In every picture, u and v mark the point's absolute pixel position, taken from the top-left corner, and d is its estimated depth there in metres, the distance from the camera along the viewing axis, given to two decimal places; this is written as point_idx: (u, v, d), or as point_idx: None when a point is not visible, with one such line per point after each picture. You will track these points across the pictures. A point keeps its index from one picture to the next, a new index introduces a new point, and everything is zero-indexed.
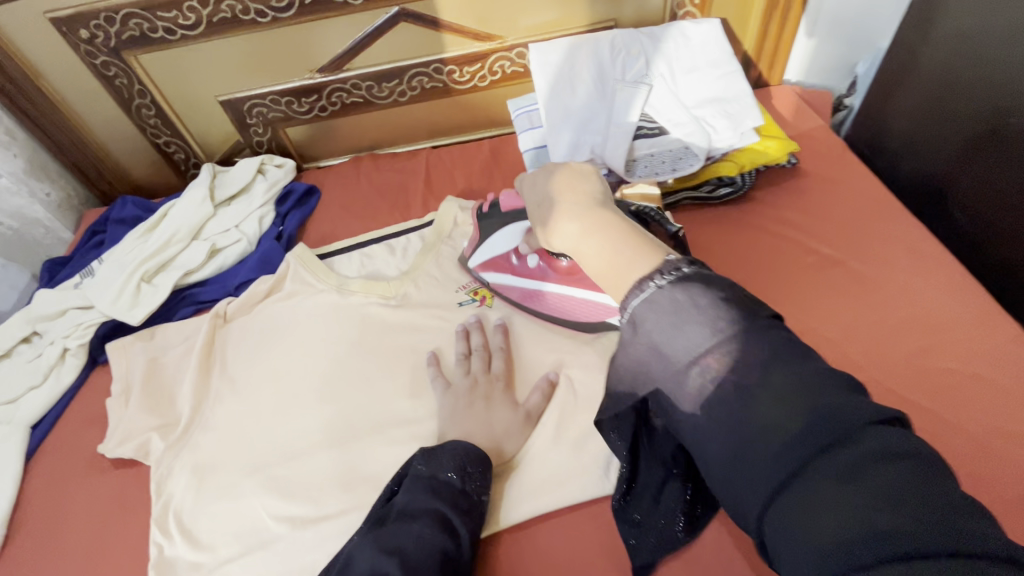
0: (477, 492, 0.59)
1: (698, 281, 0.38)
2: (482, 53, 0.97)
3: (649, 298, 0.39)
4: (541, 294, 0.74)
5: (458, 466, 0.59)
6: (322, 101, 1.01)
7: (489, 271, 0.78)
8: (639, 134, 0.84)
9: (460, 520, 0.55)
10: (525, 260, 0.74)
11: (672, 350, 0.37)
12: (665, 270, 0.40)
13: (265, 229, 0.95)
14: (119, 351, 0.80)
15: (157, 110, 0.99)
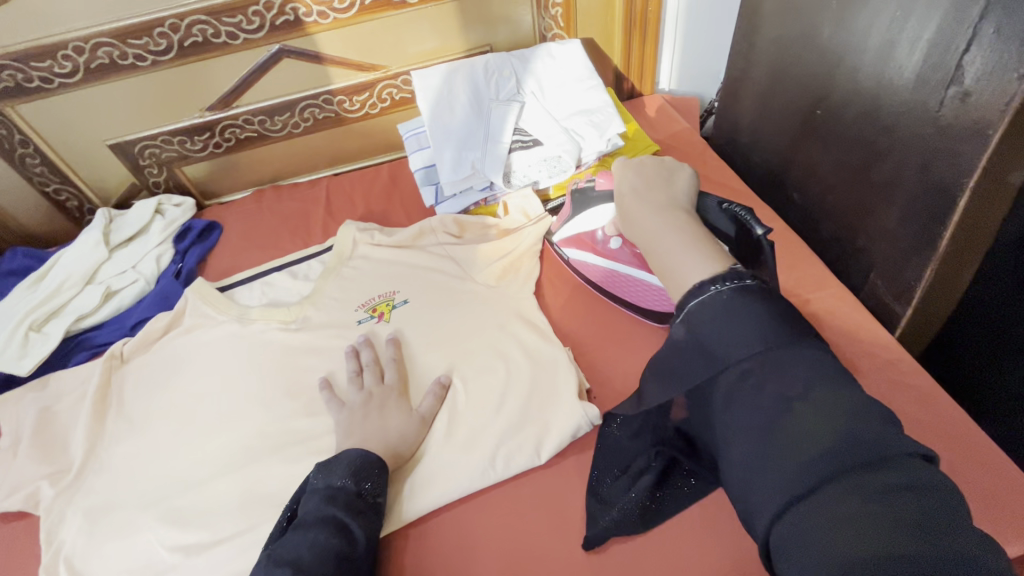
0: (373, 494, 0.61)
1: (757, 294, 0.43)
2: (368, 83, 1.02)
3: (705, 298, 0.44)
4: (608, 270, 0.76)
5: (352, 472, 0.60)
6: (216, 138, 1.03)
7: (572, 246, 0.80)
8: (515, 148, 0.91)
9: (356, 522, 0.57)
10: (609, 241, 0.76)
11: (723, 348, 0.42)
12: (726, 277, 0.45)
13: (164, 267, 0.95)
14: (7, 404, 0.79)
15: (42, 159, 0.99)
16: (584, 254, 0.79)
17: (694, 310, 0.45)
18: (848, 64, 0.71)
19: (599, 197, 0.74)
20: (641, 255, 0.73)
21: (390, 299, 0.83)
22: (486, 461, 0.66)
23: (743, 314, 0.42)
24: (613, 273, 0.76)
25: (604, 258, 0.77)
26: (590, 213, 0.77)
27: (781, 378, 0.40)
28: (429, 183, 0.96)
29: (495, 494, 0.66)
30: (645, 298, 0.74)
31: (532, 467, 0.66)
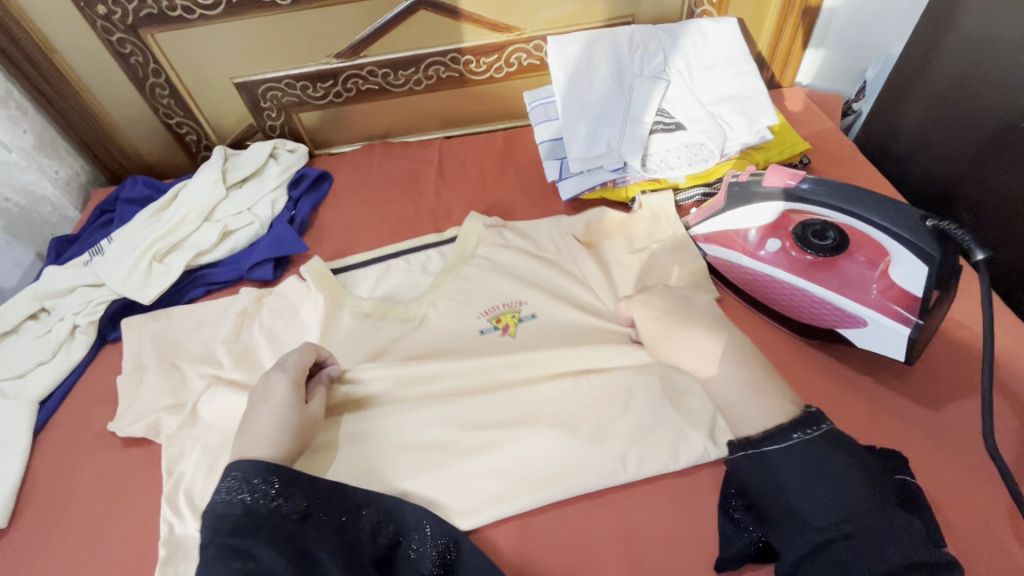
0: (267, 503, 0.51)
1: (836, 444, 0.45)
2: (500, 44, 0.97)
3: (788, 447, 0.45)
4: (760, 275, 0.70)
5: (232, 488, 0.51)
6: (338, 87, 1.01)
7: (714, 242, 0.74)
8: (655, 130, 0.86)
9: (251, 543, 0.47)
10: (762, 242, 0.71)
11: (802, 502, 0.43)
12: (803, 422, 0.46)
13: (277, 212, 0.95)
14: (133, 330, 0.80)
15: (171, 90, 0.99)
16: (728, 251, 0.73)
17: (773, 457, 0.45)
18: None
19: (766, 193, 0.67)
20: (804, 260, 0.68)
21: (516, 309, 0.75)
22: (617, 460, 0.61)
23: (829, 470, 0.43)
24: (763, 277, 0.70)
25: (755, 261, 0.70)
26: (749, 211, 0.70)
27: (880, 546, 0.40)
28: (554, 157, 0.91)
29: (623, 497, 0.61)
30: (798, 310, 0.68)
31: (663, 472, 0.61)
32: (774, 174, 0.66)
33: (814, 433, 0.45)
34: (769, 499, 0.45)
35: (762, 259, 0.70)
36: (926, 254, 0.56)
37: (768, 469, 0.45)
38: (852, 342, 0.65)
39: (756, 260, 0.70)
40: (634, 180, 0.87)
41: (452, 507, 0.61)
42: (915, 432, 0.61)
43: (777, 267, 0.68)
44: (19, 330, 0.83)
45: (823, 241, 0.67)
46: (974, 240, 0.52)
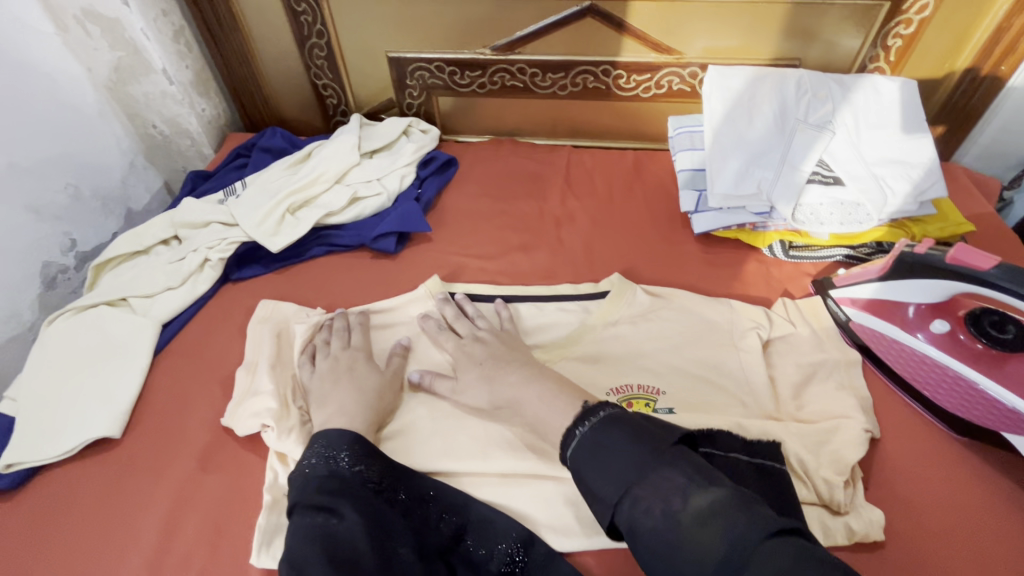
0: (350, 469, 0.56)
1: (611, 423, 0.50)
2: (655, 65, 0.96)
3: (579, 443, 0.50)
4: (920, 355, 0.66)
5: (319, 454, 0.57)
6: (484, 78, 1.02)
7: (864, 309, 0.71)
8: (812, 180, 0.82)
9: (327, 501, 0.53)
10: (923, 319, 0.67)
11: (605, 484, 0.46)
12: (587, 416, 0.52)
13: (405, 188, 0.96)
14: (271, 307, 0.79)
15: (328, 53, 1.02)
16: (879, 322, 0.70)
17: (577, 460, 0.49)
18: None
19: (944, 270, 0.63)
20: (978, 352, 0.64)
21: (652, 398, 0.67)
22: None
23: (612, 447, 0.48)
24: (919, 357, 0.66)
25: (919, 340, 0.67)
26: (907, 286, 0.67)
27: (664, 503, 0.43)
28: (692, 187, 0.89)
29: None
30: (954, 400, 0.63)
31: None
32: (962, 249, 0.61)
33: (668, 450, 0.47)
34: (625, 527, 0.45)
35: (924, 340, 0.67)
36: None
37: (622, 488, 0.45)
38: (1017, 450, 0.60)
39: (913, 339, 0.67)
40: (775, 227, 0.84)
41: (556, 519, 0.59)
42: None
43: (945, 352, 0.65)
44: (152, 252, 0.87)
45: (1002, 334, 0.63)
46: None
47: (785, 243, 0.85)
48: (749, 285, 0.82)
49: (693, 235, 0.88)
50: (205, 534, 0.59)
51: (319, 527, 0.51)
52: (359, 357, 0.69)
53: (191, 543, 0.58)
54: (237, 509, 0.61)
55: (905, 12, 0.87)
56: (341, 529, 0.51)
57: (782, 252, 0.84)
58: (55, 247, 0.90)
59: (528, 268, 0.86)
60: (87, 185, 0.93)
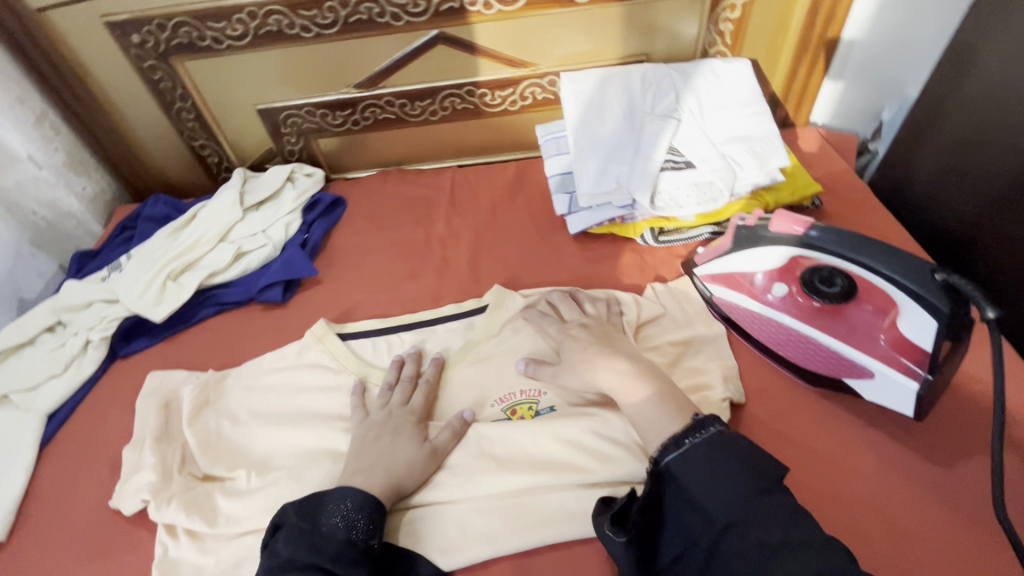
0: (365, 542, 0.56)
1: (717, 441, 0.53)
2: (514, 79, 0.99)
3: (683, 453, 0.53)
4: (770, 322, 0.69)
5: (346, 519, 0.57)
6: (356, 115, 1.04)
7: (720, 283, 0.74)
8: (665, 167, 0.86)
9: (332, 570, 0.53)
10: (768, 285, 0.70)
11: (678, 483, 0.52)
12: (696, 427, 0.55)
13: (291, 236, 0.97)
14: (160, 377, 0.79)
15: (196, 114, 1.02)
16: (733, 294, 0.73)
17: (676, 469, 0.52)
18: None
19: (772, 238, 0.67)
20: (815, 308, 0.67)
21: (534, 401, 0.71)
22: None
23: (718, 467, 0.51)
24: (767, 321, 0.69)
25: (767, 308, 0.69)
26: (749, 257, 0.71)
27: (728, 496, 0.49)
28: (563, 190, 0.92)
29: None
30: (801, 355, 0.67)
31: None
32: (782, 217, 0.66)
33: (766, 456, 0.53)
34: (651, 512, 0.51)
35: (769, 306, 0.70)
36: (937, 311, 0.55)
37: (679, 484, 0.51)
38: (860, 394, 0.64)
39: (764, 307, 0.70)
40: (643, 217, 0.87)
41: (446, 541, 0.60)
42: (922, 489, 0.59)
43: (789, 315, 0.68)
44: (35, 342, 0.85)
45: (830, 287, 0.67)
46: (985, 298, 0.51)
47: (655, 229, 0.88)
48: (625, 277, 0.85)
49: (570, 235, 0.91)
50: None
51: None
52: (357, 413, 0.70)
53: None
54: None
55: None
56: None
57: (653, 239, 0.88)
58: None
59: (417, 294, 0.88)
60: None
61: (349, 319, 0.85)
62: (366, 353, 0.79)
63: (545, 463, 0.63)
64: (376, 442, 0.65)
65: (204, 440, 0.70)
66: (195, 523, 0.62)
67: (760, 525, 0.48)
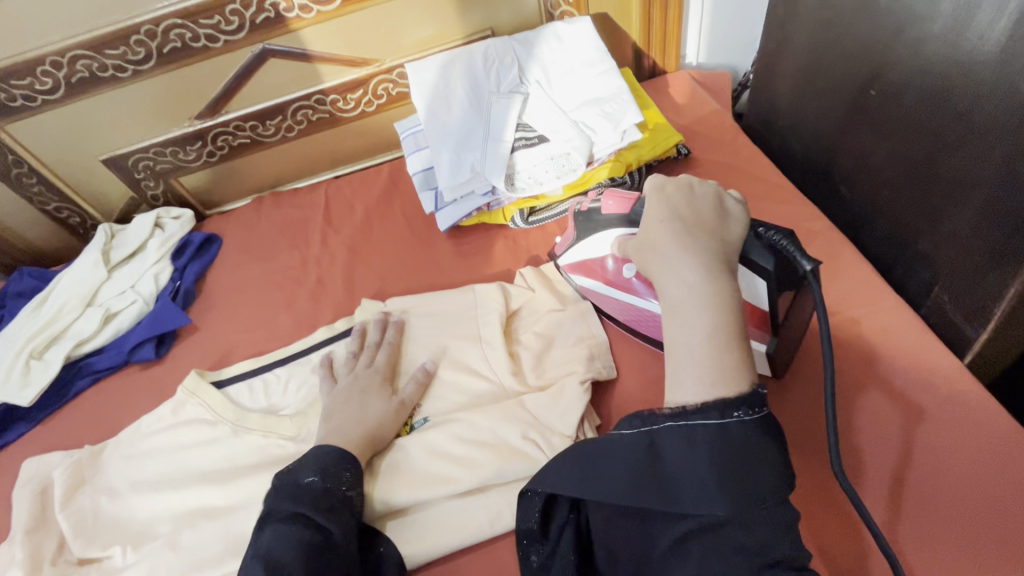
0: (344, 492, 0.56)
1: (763, 428, 0.44)
2: (362, 79, 0.95)
3: (720, 425, 0.44)
4: (620, 301, 0.69)
5: (320, 468, 0.57)
6: (209, 146, 0.99)
7: (579, 271, 0.73)
8: (518, 146, 0.82)
9: (314, 517, 0.53)
10: (620, 269, 0.67)
11: (667, 456, 0.45)
12: (747, 402, 0.44)
13: (162, 286, 0.93)
14: (35, 464, 0.75)
15: (38, 177, 0.96)
16: (591, 279, 0.71)
17: (701, 438, 0.44)
18: (908, 38, 0.60)
19: (607, 221, 0.66)
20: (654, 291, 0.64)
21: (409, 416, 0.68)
22: (486, 516, 0.59)
23: (754, 458, 0.43)
24: (626, 303, 0.68)
25: (614, 289, 0.68)
26: (591, 241, 0.69)
27: (745, 490, 0.42)
28: (427, 187, 0.89)
29: (497, 548, 0.59)
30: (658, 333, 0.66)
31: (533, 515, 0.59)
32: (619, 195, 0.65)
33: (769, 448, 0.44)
34: (623, 472, 0.46)
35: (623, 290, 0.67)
36: (763, 269, 0.54)
37: (691, 450, 0.44)
38: None
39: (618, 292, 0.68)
40: (509, 200, 0.84)
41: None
42: None
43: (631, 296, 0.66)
44: None
45: None
46: (803, 254, 0.51)
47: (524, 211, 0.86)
48: (497, 266, 0.83)
49: (443, 232, 0.89)
50: None
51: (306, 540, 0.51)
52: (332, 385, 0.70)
53: None
54: None
55: None
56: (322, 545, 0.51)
57: (523, 221, 0.86)
58: None
59: (295, 324, 0.85)
60: None
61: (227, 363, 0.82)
62: (244, 398, 0.76)
63: (424, 481, 0.61)
64: (344, 406, 0.65)
65: (80, 523, 0.68)
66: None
67: (733, 537, 0.42)
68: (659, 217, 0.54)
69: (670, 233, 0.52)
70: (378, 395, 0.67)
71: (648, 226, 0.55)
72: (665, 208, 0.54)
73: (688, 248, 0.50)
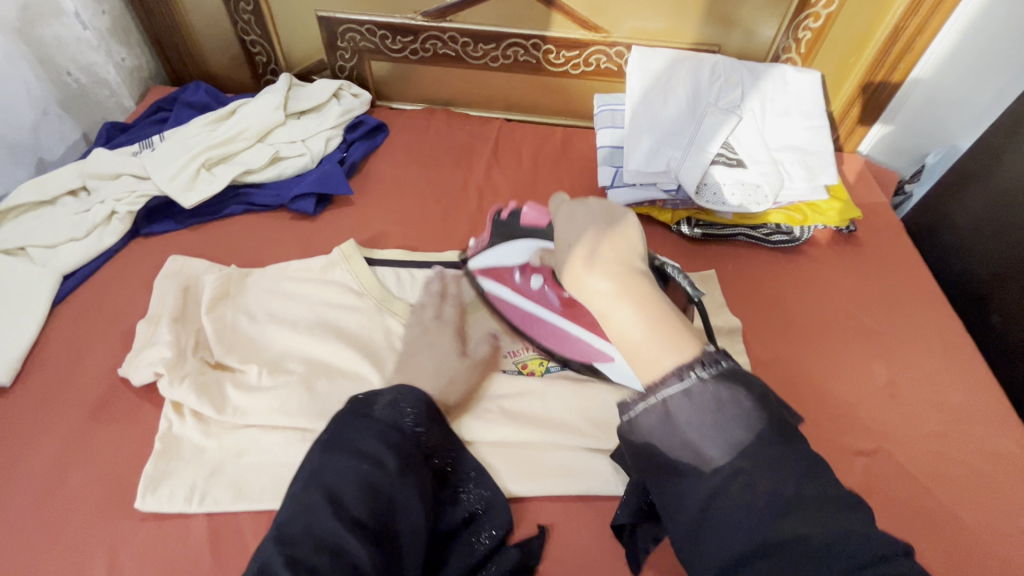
0: (415, 430, 0.53)
1: (735, 377, 0.39)
2: (583, 42, 0.97)
3: (686, 387, 0.39)
4: (515, 303, 0.68)
5: (392, 403, 0.53)
6: (416, 45, 1.01)
7: (488, 278, 0.70)
8: (717, 161, 0.85)
9: (385, 456, 0.49)
10: (527, 280, 0.66)
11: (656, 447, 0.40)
12: (701, 358, 0.40)
13: (330, 150, 0.95)
14: (180, 262, 0.77)
15: (255, 7, 0.99)
16: (498, 287, 0.69)
17: (674, 404, 0.39)
18: None
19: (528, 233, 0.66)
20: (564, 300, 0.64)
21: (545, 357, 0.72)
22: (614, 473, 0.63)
23: (737, 417, 0.38)
24: (529, 313, 0.68)
25: (523, 300, 0.67)
26: (501, 249, 0.68)
27: (771, 475, 0.37)
28: (610, 164, 0.92)
29: (611, 506, 0.62)
30: (564, 347, 0.67)
31: None
32: (534, 211, 0.66)
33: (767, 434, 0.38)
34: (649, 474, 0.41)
35: (523, 294, 0.67)
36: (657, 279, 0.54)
37: (678, 428, 0.39)
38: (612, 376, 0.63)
39: (517, 293, 0.67)
40: (684, 205, 0.89)
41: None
42: (895, 509, 0.63)
43: (541, 303, 0.66)
44: (56, 203, 0.85)
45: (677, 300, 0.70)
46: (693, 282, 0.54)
47: (691, 220, 0.89)
48: None
49: None
50: (95, 481, 0.60)
51: (368, 480, 0.47)
52: (398, 324, 0.69)
53: (80, 492, 0.59)
54: (130, 456, 0.62)
55: (813, 5, 0.91)
56: (385, 486, 0.48)
57: (688, 229, 0.89)
58: None
59: (447, 237, 0.88)
60: None
61: (378, 245, 0.85)
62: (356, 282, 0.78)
63: (554, 426, 0.66)
64: (414, 357, 0.66)
65: (218, 333, 0.70)
66: (203, 406, 0.63)
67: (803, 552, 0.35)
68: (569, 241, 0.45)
69: (583, 254, 0.43)
70: (447, 345, 0.67)
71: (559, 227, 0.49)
72: (583, 220, 0.46)
73: (620, 254, 0.43)
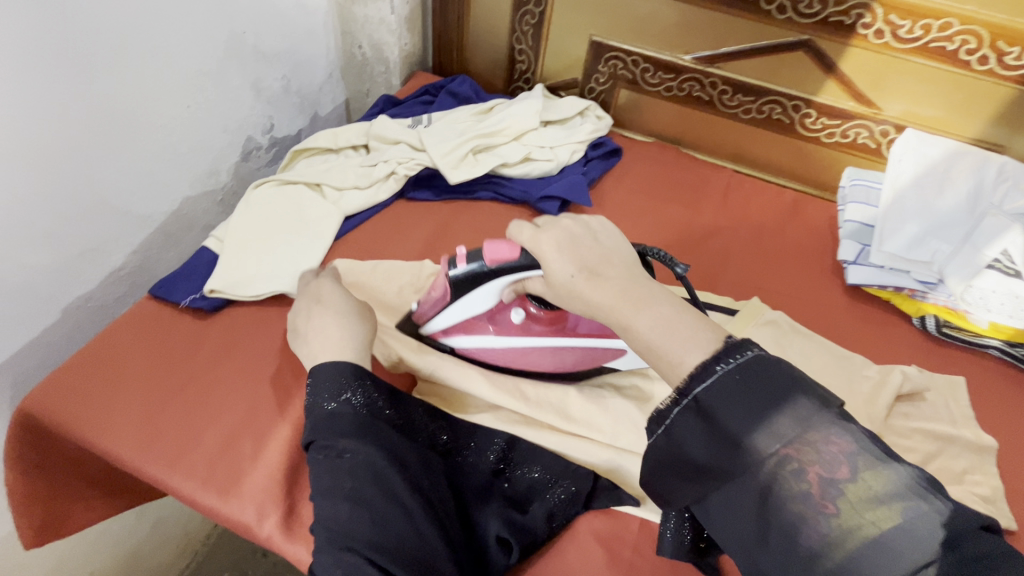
0: (352, 404, 0.58)
1: (756, 365, 0.41)
2: (850, 113, 0.96)
3: (713, 381, 0.41)
4: (524, 351, 0.73)
5: (326, 391, 0.58)
6: (674, 82, 1.05)
7: (460, 331, 0.74)
8: (992, 266, 0.79)
9: (347, 436, 0.56)
10: (506, 317, 0.72)
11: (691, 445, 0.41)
12: (725, 352, 0.42)
13: (573, 161, 1.00)
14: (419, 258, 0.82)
15: (537, 21, 1.09)
16: (473, 335, 0.73)
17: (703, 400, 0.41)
18: None
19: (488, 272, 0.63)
20: (552, 324, 0.71)
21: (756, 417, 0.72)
22: None
23: (733, 394, 0.40)
24: (507, 349, 0.73)
25: (505, 339, 0.72)
26: (467, 301, 0.68)
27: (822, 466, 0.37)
28: (855, 239, 0.88)
29: None
30: (556, 363, 0.73)
31: None
32: (489, 249, 0.62)
33: (832, 421, 0.39)
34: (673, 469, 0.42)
35: (509, 333, 0.72)
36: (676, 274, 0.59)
37: (706, 418, 0.40)
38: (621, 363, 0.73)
39: (492, 334, 0.73)
40: (935, 301, 0.83)
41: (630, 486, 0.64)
42: None
43: (524, 336, 0.72)
44: (341, 153, 0.97)
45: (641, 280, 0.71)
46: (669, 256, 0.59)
47: (939, 319, 0.83)
48: (888, 352, 0.82)
49: (844, 284, 0.89)
50: None
51: (360, 465, 0.54)
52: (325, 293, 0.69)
53: None
54: None
55: None
56: (354, 458, 0.54)
57: (934, 327, 0.83)
58: (258, 126, 1.03)
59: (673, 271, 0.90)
60: (295, 82, 1.09)
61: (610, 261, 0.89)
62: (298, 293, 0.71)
63: None
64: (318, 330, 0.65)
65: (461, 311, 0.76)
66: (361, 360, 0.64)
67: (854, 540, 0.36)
68: (567, 272, 0.51)
69: (589, 287, 0.50)
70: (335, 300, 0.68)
71: (615, 318, 0.47)
72: (567, 254, 0.52)
73: (616, 270, 0.50)
